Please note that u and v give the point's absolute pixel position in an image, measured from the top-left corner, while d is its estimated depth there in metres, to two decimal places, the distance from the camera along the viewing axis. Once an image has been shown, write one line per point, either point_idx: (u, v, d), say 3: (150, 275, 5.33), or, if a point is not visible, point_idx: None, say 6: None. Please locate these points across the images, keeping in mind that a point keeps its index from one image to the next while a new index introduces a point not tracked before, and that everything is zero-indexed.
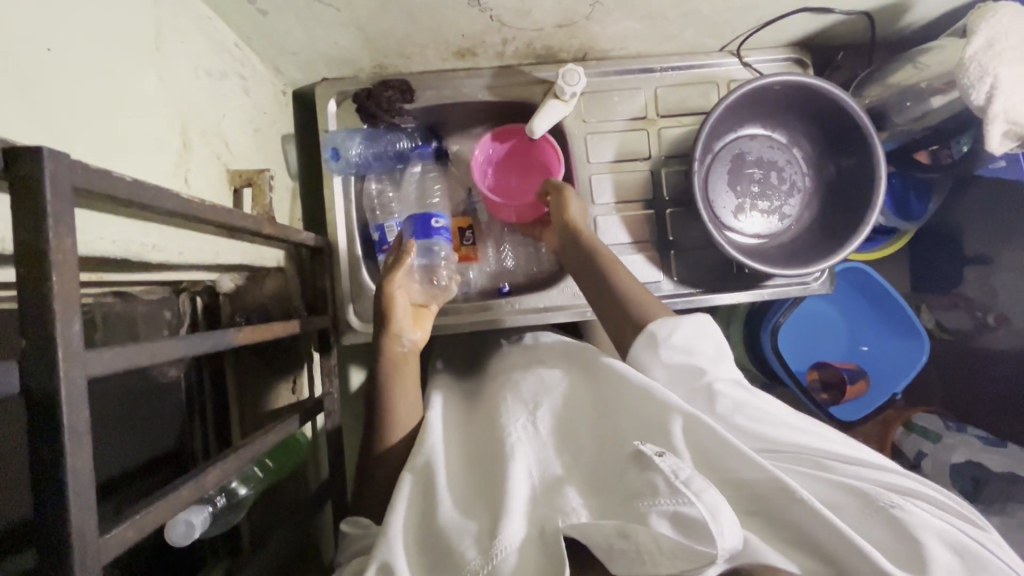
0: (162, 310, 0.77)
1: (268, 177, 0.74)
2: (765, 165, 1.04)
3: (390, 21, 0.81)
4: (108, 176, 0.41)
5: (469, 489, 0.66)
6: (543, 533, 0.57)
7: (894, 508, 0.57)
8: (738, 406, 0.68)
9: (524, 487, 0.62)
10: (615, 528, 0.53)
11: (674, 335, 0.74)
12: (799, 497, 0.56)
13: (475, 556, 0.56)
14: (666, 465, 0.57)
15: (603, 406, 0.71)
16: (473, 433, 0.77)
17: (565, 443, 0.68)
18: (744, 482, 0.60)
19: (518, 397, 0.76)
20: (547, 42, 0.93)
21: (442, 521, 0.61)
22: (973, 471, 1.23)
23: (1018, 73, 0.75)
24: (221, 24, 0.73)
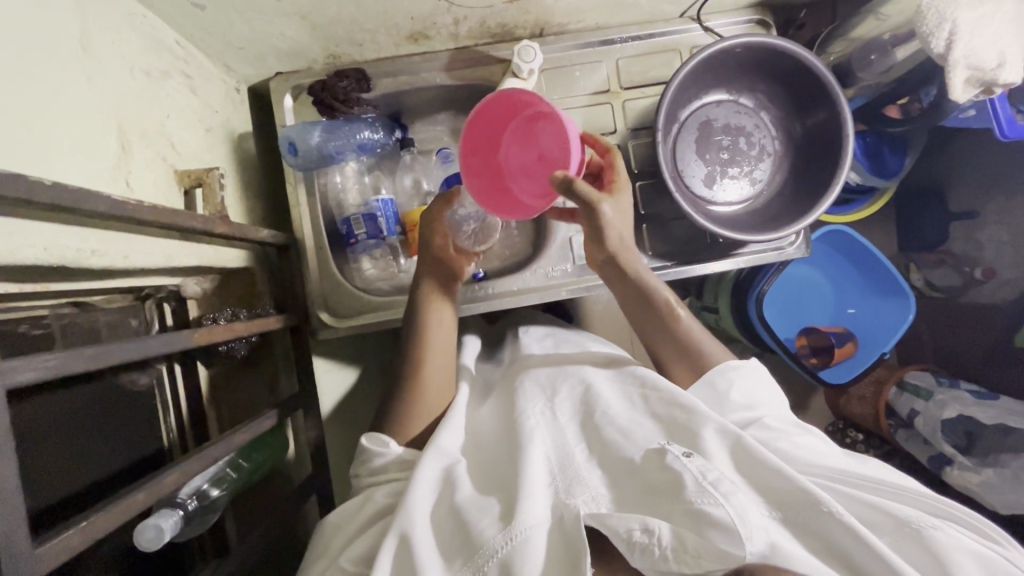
0: (128, 318, 0.77)
1: (218, 175, 0.71)
2: (734, 132, 1.02)
3: (333, 7, 0.79)
4: (20, 180, 0.40)
5: (486, 478, 0.67)
6: (560, 521, 0.58)
7: (923, 531, 0.56)
8: (778, 435, 0.69)
9: (542, 476, 0.62)
10: (639, 523, 0.54)
11: (732, 387, 0.75)
12: (830, 508, 0.55)
13: (495, 533, 0.57)
14: (693, 468, 0.56)
15: (624, 399, 0.72)
16: (492, 420, 0.78)
17: (585, 430, 0.68)
18: (770, 485, 0.59)
19: (539, 384, 0.78)
20: (500, 19, 0.91)
21: (458, 501, 0.63)
22: (965, 424, 1.23)
23: (976, 17, 0.73)
24: (156, 21, 0.71)
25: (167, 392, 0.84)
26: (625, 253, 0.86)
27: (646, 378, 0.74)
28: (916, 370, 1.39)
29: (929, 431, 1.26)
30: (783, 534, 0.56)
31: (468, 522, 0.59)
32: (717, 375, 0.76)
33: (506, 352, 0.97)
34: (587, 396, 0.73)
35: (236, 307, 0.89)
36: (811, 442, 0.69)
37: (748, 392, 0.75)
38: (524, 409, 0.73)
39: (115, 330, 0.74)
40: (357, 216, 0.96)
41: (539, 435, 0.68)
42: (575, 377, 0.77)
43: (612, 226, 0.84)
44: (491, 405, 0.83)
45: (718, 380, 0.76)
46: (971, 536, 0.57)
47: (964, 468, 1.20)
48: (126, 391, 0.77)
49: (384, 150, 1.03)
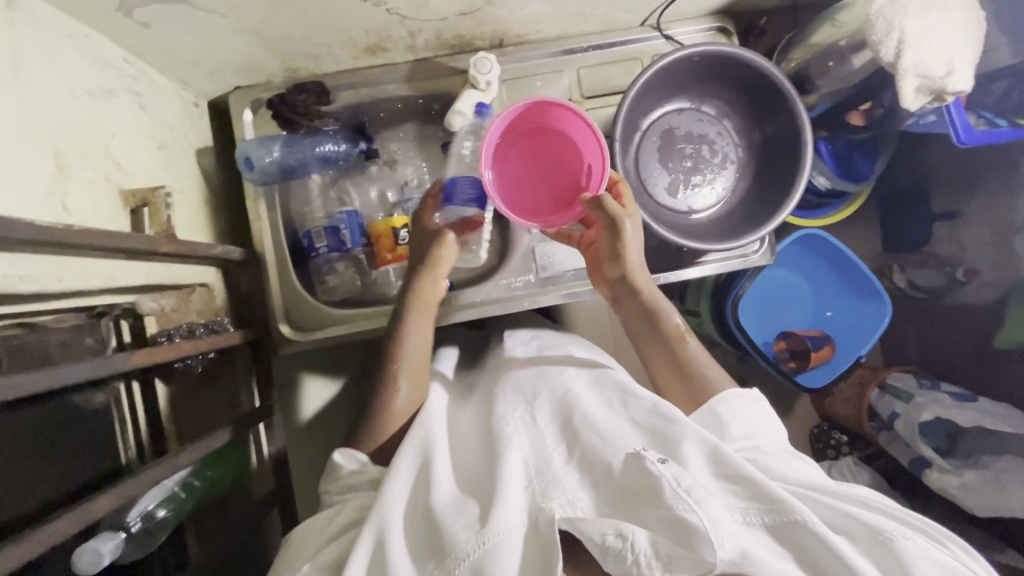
0: (81, 336, 0.74)
1: (163, 194, 0.72)
2: (695, 140, 1.03)
3: (283, 23, 0.79)
4: None
5: (464, 479, 0.67)
6: (536, 522, 0.58)
7: (895, 540, 0.58)
8: (759, 453, 0.69)
9: (519, 477, 0.63)
10: (613, 528, 0.54)
11: (733, 418, 0.72)
12: (800, 517, 0.57)
13: (469, 536, 0.58)
14: (668, 473, 0.56)
15: (603, 403, 0.72)
16: (473, 420, 0.78)
17: (564, 433, 0.68)
18: (747, 489, 0.60)
19: (517, 388, 0.76)
20: (457, 30, 0.91)
21: (435, 505, 0.63)
22: (946, 427, 1.22)
23: (924, 25, 0.73)
24: (102, 41, 0.72)
25: (123, 409, 0.83)
26: (640, 276, 0.86)
27: (625, 386, 0.74)
28: (898, 372, 1.38)
29: (908, 434, 1.26)
30: (756, 540, 0.57)
31: (443, 527, 0.60)
32: (718, 403, 0.73)
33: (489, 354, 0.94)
34: (567, 397, 0.72)
35: (195, 321, 0.88)
36: (790, 460, 0.69)
37: (748, 422, 0.72)
38: (502, 414, 0.72)
39: (68, 350, 0.71)
40: (319, 229, 0.97)
41: (518, 438, 0.68)
42: (556, 380, 0.76)
43: (628, 246, 0.85)
44: (474, 405, 0.81)
45: (722, 409, 0.73)
46: (939, 548, 0.58)
47: (943, 471, 1.20)
48: (80, 410, 0.77)
49: (348, 163, 1.02)
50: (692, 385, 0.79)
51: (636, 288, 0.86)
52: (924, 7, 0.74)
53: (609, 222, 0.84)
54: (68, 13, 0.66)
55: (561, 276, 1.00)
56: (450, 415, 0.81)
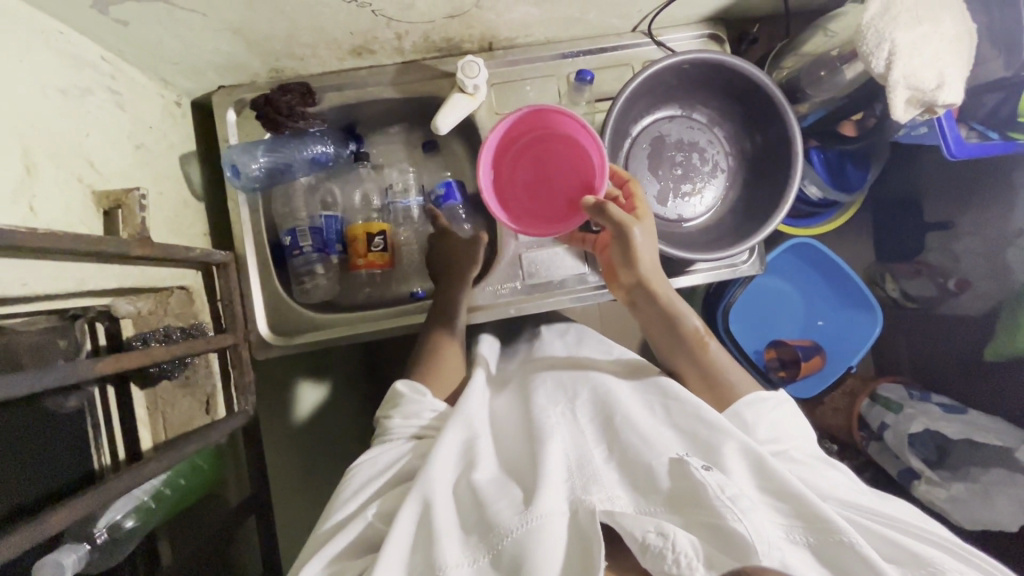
0: (55, 338, 0.73)
1: (138, 196, 0.70)
2: (686, 148, 1.02)
3: (265, 23, 0.77)
4: None
5: (504, 466, 0.65)
6: (575, 515, 0.55)
7: (947, 573, 0.53)
8: (802, 470, 0.67)
9: (559, 470, 0.59)
10: (655, 525, 0.51)
11: (758, 420, 0.72)
12: (847, 539, 0.52)
13: (510, 517, 0.55)
14: (713, 480, 0.54)
15: (645, 407, 0.70)
16: (513, 411, 0.75)
17: (605, 434, 0.66)
18: (790, 507, 0.56)
19: (560, 386, 0.76)
20: (444, 33, 0.90)
21: (477, 485, 0.61)
22: (935, 439, 1.21)
23: (915, 37, 0.72)
24: (78, 38, 0.70)
25: (99, 414, 0.81)
26: (654, 280, 0.85)
27: (668, 389, 0.72)
28: (888, 382, 1.37)
29: (897, 445, 1.25)
30: (799, 557, 0.52)
31: (486, 507, 0.57)
32: (743, 407, 0.73)
33: (522, 353, 0.97)
34: (609, 399, 0.71)
35: (173, 325, 0.87)
36: (826, 473, 0.68)
37: (772, 425, 0.72)
38: (544, 408, 0.71)
39: (39, 353, 0.71)
40: (303, 228, 0.95)
41: (559, 431, 0.66)
42: (597, 381, 0.76)
43: (641, 250, 0.84)
44: (512, 392, 0.81)
45: (746, 414, 0.72)
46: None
47: (932, 482, 1.19)
48: (51, 415, 0.75)
49: (336, 164, 1.01)
50: (717, 394, 0.78)
51: (648, 291, 0.85)
52: (916, 18, 0.73)
53: (614, 228, 0.82)
54: (41, 9, 0.64)
55: (548, 284, 0.99)
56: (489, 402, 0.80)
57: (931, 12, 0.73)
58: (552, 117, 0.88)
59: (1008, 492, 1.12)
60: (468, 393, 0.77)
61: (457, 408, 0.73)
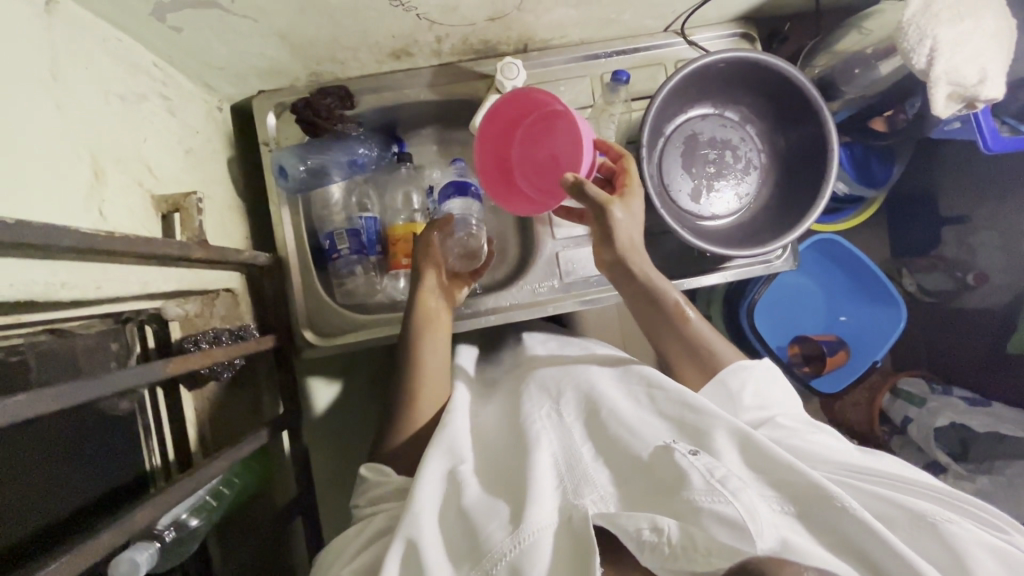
0: (107, 342, 0.73)
1: (195, 200, 0.71)
2: (719, 145, 1.03)
3: (313, 29, 0.79)
4: None
5: (495, 474, 0.66)
6: (568, 520, 0.57)
7: (940, 524, 0.56)
8: (787, 433, 0.69)
9: (548, 476, 0.62)
10: (648, 522, 0.53)
11: (743, 387, 0.75)
12: (837, 501, 0.55)
13: (502, 537, 0.56)
14: (700, 464, 0.56)
15: (630, 398, 0.72)
16: (495, 420, 0.77)
17: (591, 429, 0.68)
18: (780, 479, 0.58)
19: (542, 386, 0.77)
20: (482, 36, 0.91)
21: (466, 505, 0.62)
22: (959, 432, 1.22)
23: (956, 33, 0.73)
24: (134, 46, 0.71)
25: (148, 416, 0.82)
26: (632, 255, 0.85)
27: (651, 377, 0.73)
28: (907, 375, 1.39)
29: (922, 440, 1.26)
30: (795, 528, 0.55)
31: (477, 528, 0.58)
32: (728, 376, 0.76)
33: (509, 355, 0.97)
34: (592, 394, 0.72)
35: (219, 327, 0.87)
36: (816, 436, 0.69)
37: (758, 393, 0.75)
38: (530, 413, 0.72)
39: (93, 356, 0.71)
40: (340, 231, 0.97)
41: (545, 436, 0.67)
42: (580, 377, 0.77)
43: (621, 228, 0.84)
44: (498, 403, 0.82)
45: (730, 380, 0.76)
46: (987, 530, 0.57)
47: (959, 476, 1.18)
48: (106, 418, 0.75)
49: (377, 164, 1.03)
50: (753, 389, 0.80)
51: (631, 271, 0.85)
52: (957, 15, 0.74)
53: (593, 207, 0.81)
54: (103, 17, 0.65)
55: (586, 281, 1.00)
56: (474, 414, 0.82)
57: (972, 8, 0.74)
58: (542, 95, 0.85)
59: None
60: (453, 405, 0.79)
61: (438, 430, 0.73)
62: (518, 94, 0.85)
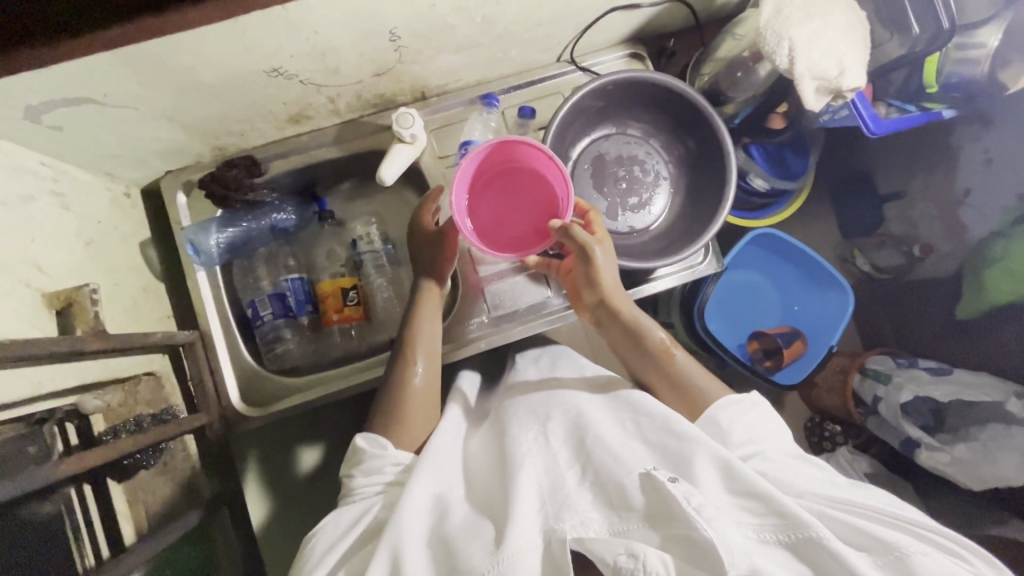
0: (25, 445, 0.69)
1: (87, 292, 0.70)
2: (627, 162, 1.05)
3: (199, 107, 0.80)
4: None
5: (477, 506, 0.66)
6: (549, 545, 0.57)
7: (910, 557, 0.54)
8: (781, 470, 0.67)
9: (531, 500, 0.61)
10: (625, 548, 0.54)
11: (733, 425, 0.72)
12: (814, 533, 0.54)
13: (482, 560, 0.56)
14: (679, 492, 0.55)
15: (616, 424, 0.71)
16: (484, 450, 0.76)
17: (576, 453, 0.66)
18: (758, 505, 0.57)
19: (532, 412, 0.76)
20: (375, 90, 0.93)
21: (449, 530, 0.62)
22: (931, 403, 1.20)
23: (809, 32, 0.77)
24: (16, 150, 0.72)
25: (75, 516, 0.78)
26: (617, 299, 0.88)
27: (639, 405, 0.73)
28: (876, 354, 1.32)
29: (891, 417, 1.23)
30: (769, 554, 0.55)
31: (457, 551, 0.59)
32: (719, 412, 0.75)
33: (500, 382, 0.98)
34: (579, 421, 0.71)
35: (144, 413, 0.87)
36: (805, 470, 0.68)
37: (748, 427, 0.73)
38: (517, 437, 0.71)
39: (9, 464, 0.66)
40: (262, 297, 0.97)
41: (531, 459, 0.66)
42: (568, 404, 0.76)
43: (601, 272, 0.87)
44: (485, 432, 0.81)
45: (721, 418, 0.74)
46: (960, 565, 0.55)
47: (933, 448, 1.17)
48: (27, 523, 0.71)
49: (300, 228, 1.05)
50: (683, 395, 0.80)
51: (613, 309, 0.87)
52: (807, 16, 0.77)
53: (578, 250, 0.85)
54: None
55: (513, 313, 1.00)
56: (464, 444, 0.80)
57: (819, 7, 0.78)
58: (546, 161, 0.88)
59: (1011, 444, 1.08)
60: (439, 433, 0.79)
61: (423, 454, 0.73)
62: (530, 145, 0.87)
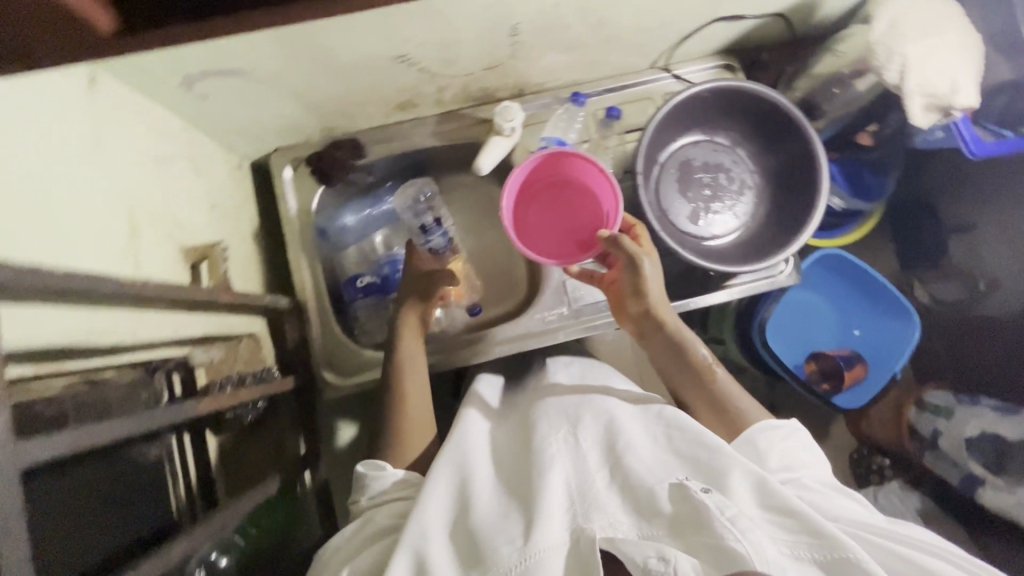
0: (137, 389, 0.70)
1: (222, 249, 0.78)
2: (713, 169, 1.07)
3: (324, 87, 0.86)
4: (55, 277, 0.45)
5: (504, 491, 0.68)
6: (577, 543, 0.59)
7: None
8: (812, 493, 0.69)
9: (559, 499, 0.63)
10: (655, 551, 0.55)
11: (770, 449, 0.72)
12: (851, 554, 0.57)
13: (511, 553, 0.59)
14: (712, 502, 0.58)
15: (647, 436, 0.71)
16: (512, 441, 0.78)
17: (607, 458, 0.68)
18: (794, 523, 0.60)
19: (561, 410, 0.76)
20: (481, 83, 0.97)
21: (477, 521, 0.64)
22: (994, 443, 1.14)
23: (924, 50, 0.78)
24: (166, 114, 0.78)
25: (176, 465, 0.79)
26: (659, 310, 0.86)
27: (671, 419, 0.73)
28: (934, 388, 1.30)
29: (952, 451, 1.20)
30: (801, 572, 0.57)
31: (486, 544, 0.61)
32: (756, 433, 0.74)
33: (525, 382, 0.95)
34: (612, 425, 0.72)
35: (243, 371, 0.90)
36: (838, 498, 0.69)
37: (786, 453, 0.72)
38: (546, 435, 0.71)
39: (126, 403, 0.67)
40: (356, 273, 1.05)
41: (560, 461, 0.67)
42: (599, 406, 0.76)
43: (648, 281, 0.86)
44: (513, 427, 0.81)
45: (759, 439, 0.73)
46: None
47: (997, 487, 1.13)
48: (135, 466, 0.72)
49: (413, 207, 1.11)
50: (724, 415, 0.80)
51: (657, 321, 0.86)
52: (922, 33, 0.79)
53: (626, 260, 0.85)
54: (141, 91, 0.72)
55: (594, 307, 1.01)
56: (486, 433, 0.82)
57: (936, 27, 0.79)
58: (591, 172, 0.92)
59: None
60: (462, 428, 0.80)
61: (446, 442, 0.76)
62: (577, 156, 0.92)
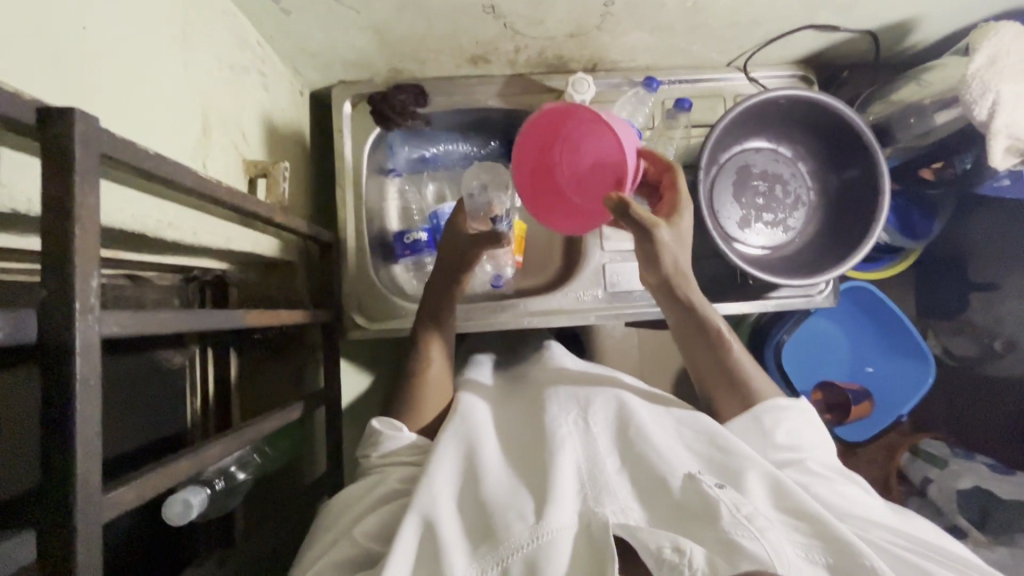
0: (173, 296, 0.77)
1: (283, 169, 0.76)
2: (771, 178, 1.06)
3: (405, 25, 0.84)
4: (146, 155, 0.44)
5: (511, 467, 0.68)
6: (588, 525, 0.59)
7: None
8: (817, 481, 0.69)
9: (571, 482, 0.62)
10: (671, 541, 0.54)
11: (777, 426, 0.73)
12: (868, 560, 0.55)
13: (522, 529, 0.57)
14: (726, 498, 0.58)
15: (660, 426, 0.71)
16: (520, 420, 0.78)
17: (620, 447, 0.68)
18: (806, 525, 0.59)
19: (572, 395, 0.76)
20: (559, 50, 0.96)
21: (487, 495, 0.63)
22: (982, 499, 1.12)
23: (1018, 91, 0.77)
24: (245, 23, 0.77)
25: (195, 376, 0.84)
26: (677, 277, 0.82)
27: (682, 416, 0.73)
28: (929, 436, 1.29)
29: (940, 502, 1.17)
30: None
31: (495, 516, 0.60)
32: (763, 411, 0.74)
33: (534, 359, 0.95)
34: (624, 412, 0.72)
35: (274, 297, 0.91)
36: (845, 489, 0.69)
37: (793, 431, 0.74)
38: (556, 418, 0.71)
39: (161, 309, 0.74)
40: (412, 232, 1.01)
41: (571, 443, 0.67)
42: (611, 393, 0.76)
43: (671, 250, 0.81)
44: (524, 403, 0.81)
45: (766, 416, 0.74)
46: None
47: (977, 543, 1.08)
48: (161, 368, 0.78)
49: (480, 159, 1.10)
50: (738, 389, 0.78)
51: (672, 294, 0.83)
52: (1021, 73, 0.77)
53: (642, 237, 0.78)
54: None
55: (627, 295, 1.01)
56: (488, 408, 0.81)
57: None
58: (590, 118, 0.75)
59: None
60: (466, 403, 0.79)
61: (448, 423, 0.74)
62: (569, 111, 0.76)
